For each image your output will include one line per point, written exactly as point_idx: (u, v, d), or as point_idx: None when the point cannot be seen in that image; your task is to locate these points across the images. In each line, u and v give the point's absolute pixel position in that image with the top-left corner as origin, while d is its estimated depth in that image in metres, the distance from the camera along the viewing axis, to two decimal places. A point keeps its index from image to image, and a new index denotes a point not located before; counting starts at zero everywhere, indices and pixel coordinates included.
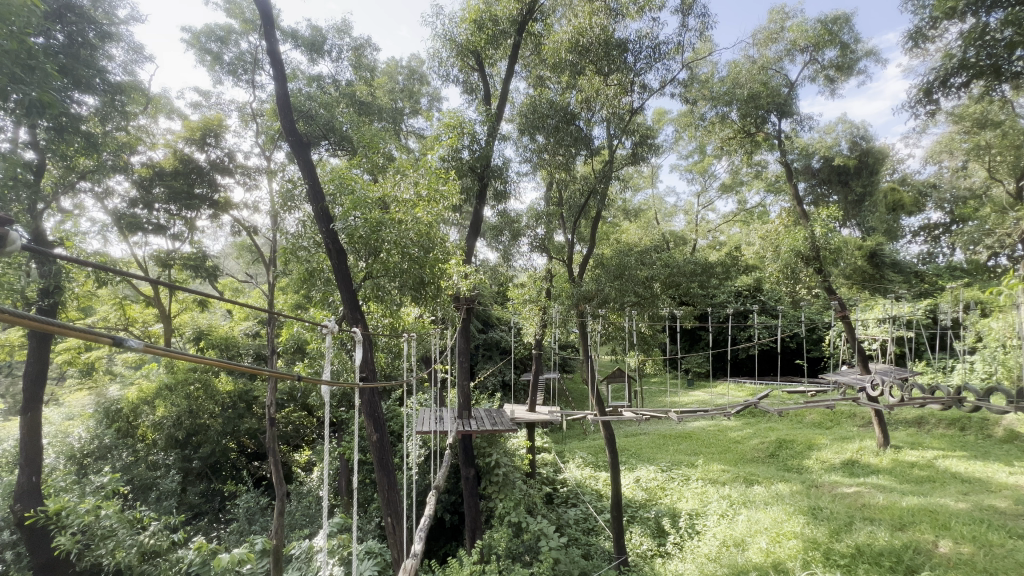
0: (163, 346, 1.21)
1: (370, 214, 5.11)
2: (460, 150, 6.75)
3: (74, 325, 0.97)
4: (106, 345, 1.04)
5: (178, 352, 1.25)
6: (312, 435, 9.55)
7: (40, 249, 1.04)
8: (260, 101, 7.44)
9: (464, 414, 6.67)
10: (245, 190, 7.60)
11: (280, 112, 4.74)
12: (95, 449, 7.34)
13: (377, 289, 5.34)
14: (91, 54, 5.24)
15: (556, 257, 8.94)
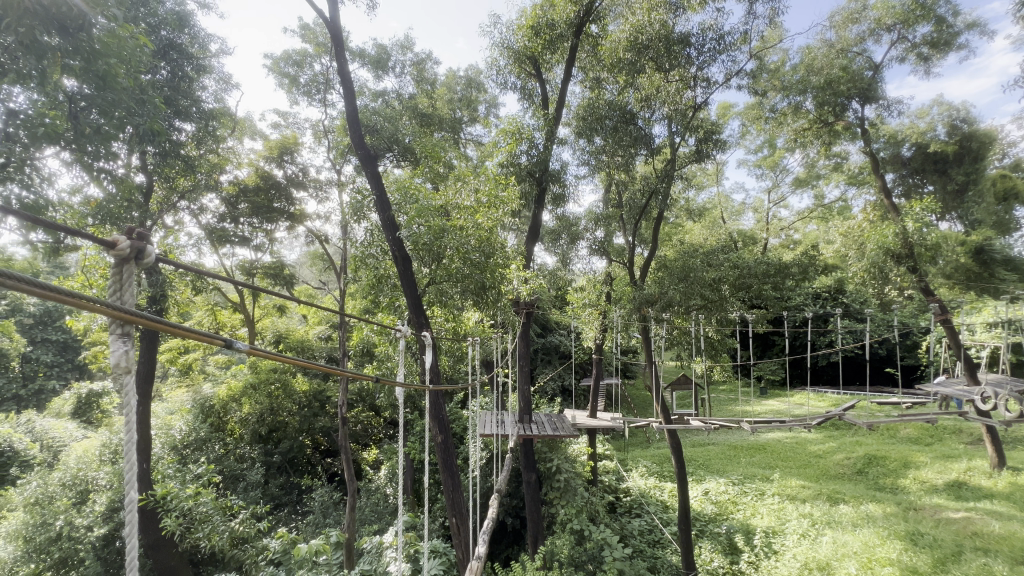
0: (263, 348, 1.37)
1: (433, 222, 5.31)
2: (518, 155, 6.81)
3: (196, 330, 1.15)
4: (218, 346, 1.19)
5: (273, 353, 1.40)
6: (380, 435, 9.97)
7: (166, 261, 1.19)
8: (331, 118, 7.94)
9: (525, 419, 6.69)
10: (318, 202, 8.15)
11: (349, 127, 5.01)
12: (193, 440, 7.97)
13: (440, 294, 5.48)
14: (189, 86, 5.84)
15: (616, 260, 8.76)
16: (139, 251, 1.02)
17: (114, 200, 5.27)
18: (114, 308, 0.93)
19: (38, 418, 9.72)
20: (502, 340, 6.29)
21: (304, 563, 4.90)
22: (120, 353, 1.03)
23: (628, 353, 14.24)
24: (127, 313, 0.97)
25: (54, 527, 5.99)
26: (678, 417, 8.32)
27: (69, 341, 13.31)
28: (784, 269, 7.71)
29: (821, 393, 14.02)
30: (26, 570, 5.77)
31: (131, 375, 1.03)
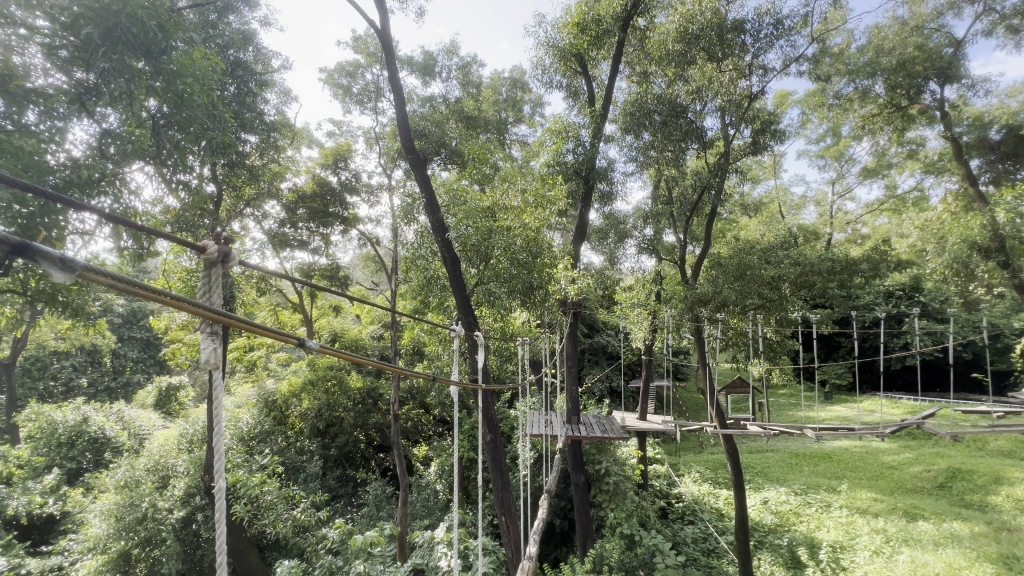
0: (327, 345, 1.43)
1: (480, 223, 5.39)
2: (564, 154, 6.76)
3: (272, 328, 1.23)
4: (292, 344, 1.28)
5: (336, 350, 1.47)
6: (429, 432, 10.21)
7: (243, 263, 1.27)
8: (381, 125, 8.23)
9: (573, 420, 6.64)
10: (370, 206, 8.46)
11: (399, 132, 5.15)
12: (258, 433, 8.48)
13: (488, 294, 5.51)
14: (253, 100, 6.20)
15: (667, 258, 8.50)
16: (226, 257, 1.11)
17: (189, 209, 5.70)
18: (209, 309, 1.02)
19: (126, 409, 10.68)
20: (549, 340, 6.27)
21: (360, 554, 5.07)
22: (209, 352, 1.15)
23: (679, 354, 13.80)
24: (216, 313, 1.05)
25: (140, 508, 6.56)
26: (735, 422, 7.95)
27: (150, 338, 14.53)
28: (851, 265, 7.21)
29: (894, 400, 12.99)
30: (118, 546, 6.35)
31: (218, 371, 1.14)
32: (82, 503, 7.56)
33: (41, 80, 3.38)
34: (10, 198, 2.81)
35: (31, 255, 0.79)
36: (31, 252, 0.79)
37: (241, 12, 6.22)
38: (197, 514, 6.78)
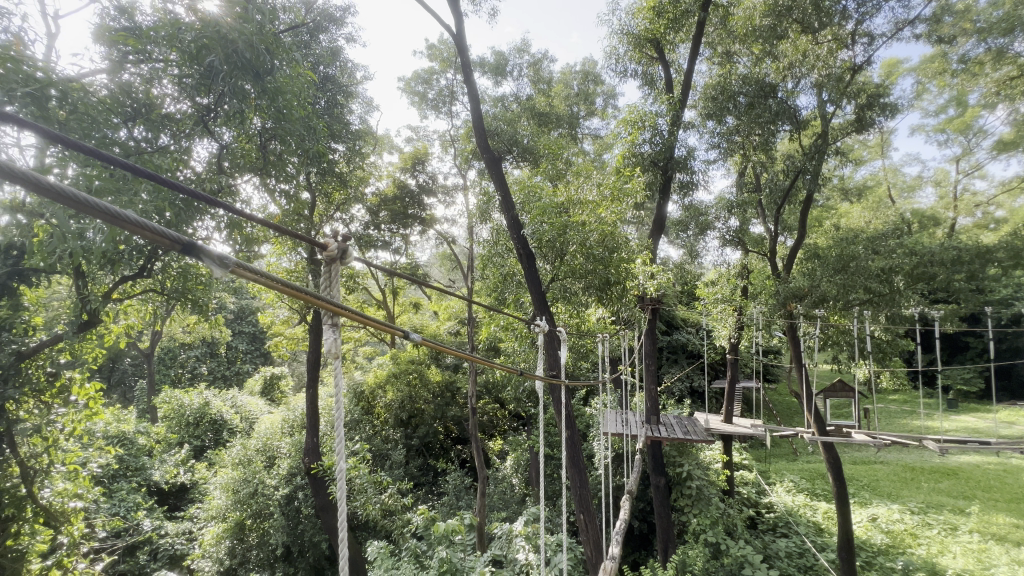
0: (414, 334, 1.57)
1: (555, 219, 5.35)
2: (641, 145, 6.52)
3: (376, 320, 1.38)
4: (394, 334, 1.43)
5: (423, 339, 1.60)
6: (505, 427, 10.34)
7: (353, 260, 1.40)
8: (456, 128, 8.48)
9: (653, 420, 6.43)
10: (447, 207, 8.78)
11: (475, 133, 5.28)
12: (349, 421, 9.16)
13: (564, 290, 5.50)
14: (340, 111, 6.62)
15: (754, 251, 7.91)
16: (346, 253, 1.28)
17: (288, 215, 6.26)
18: (329, 302, 1.16)
19: (238, 395, 11.99)
20: (628, 337, 6.11)
21: (443, 540, 5.27)
22: (330, 340, 1.34)
23: (768, 354, 12.81)
24: (337, 307, 1.21)
25: (253, 483, 7.36)
26: (836, 429, 7.25)
27: (256, 332, 16.19)
28: (985, 254, 6.24)
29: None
30: (235, 516, 7.16)
31: (339, 359, 1.31)
32: (206, 476, 8.62)
33: (172, 105, 3.83)
34: (155, 210, 3.24)
35: (199, 254, 0.92)
36: (196, 251, 0.92)
37: (331, 31, 6.70)
38: (299, 493, 7.45)
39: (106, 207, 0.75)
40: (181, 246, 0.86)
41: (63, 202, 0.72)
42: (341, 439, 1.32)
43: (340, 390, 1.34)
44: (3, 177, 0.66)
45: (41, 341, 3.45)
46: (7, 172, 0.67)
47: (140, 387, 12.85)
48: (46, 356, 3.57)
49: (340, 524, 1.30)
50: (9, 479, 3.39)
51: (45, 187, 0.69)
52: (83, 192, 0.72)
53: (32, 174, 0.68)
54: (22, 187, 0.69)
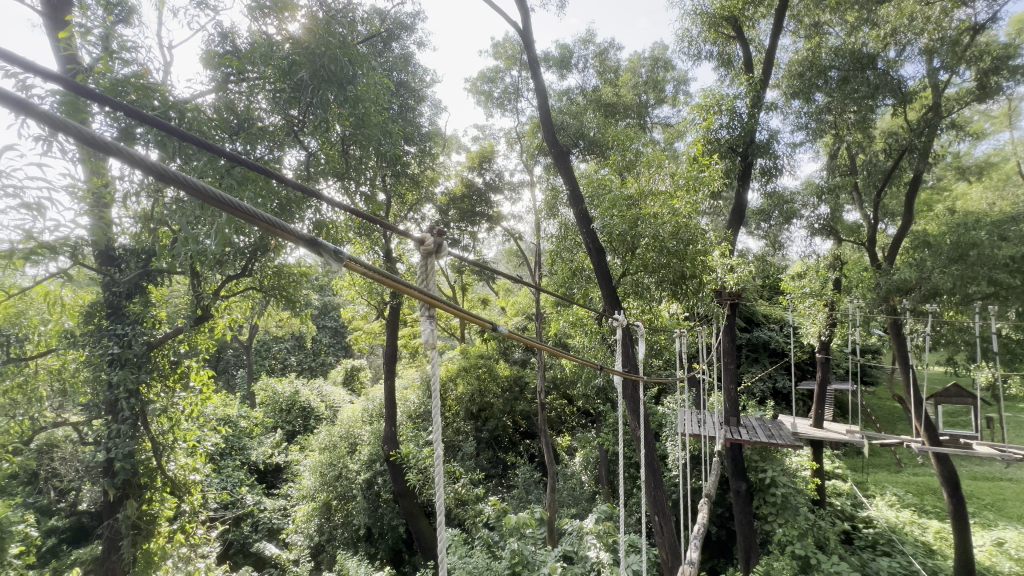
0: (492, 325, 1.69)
1: (626, 212, 5.21)
2: (717, 131, 6.14)
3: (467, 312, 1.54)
4: (480, 325, 1.57)
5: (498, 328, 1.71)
6: (573, 423, 10.27)
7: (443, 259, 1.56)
8: (522, 125, 8.50)
9: (732, 421, 6.09)
10: (513, 204, 8.86)
11: (542, 128, 5.27)
12: (423, 412, 9.59)
13: (637, 285, 5.36)
14: (412, 114, 6.89)
15: (849, 240, 7.20)
16: (440, 249, 1.43)
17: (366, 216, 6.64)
18: (422, 292, 1.27)
19: (324, 385, 12.94)
20: (704, 334, 5.81)
21: (514, 532, 5.35)
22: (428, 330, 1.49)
23: (866, 353, 11.63)
24: (436, 301, 1.33)
25: (338, 467, 7.92)
26: (950, 439, 6.44)
27: (339, 327, 17.35)
28: None
29: None
30: (322, 496, 7.75)
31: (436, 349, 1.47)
32: (298, 458, 9.41)
33: (267, 118, 4.16)
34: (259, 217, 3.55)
35: (319, 250, 1.09)
36: (320, 248, 1.09)
37: (402, 38, 6.98)
38: (378, 478, 7.91)
39: (245, 207, 0.87)
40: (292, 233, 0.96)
41: (200, 196, 0.83)
42: (437, 419, 1.49)
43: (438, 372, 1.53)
44: (158, 176, 0.79)
45: (166, 333, 3.96)
46: (160, 172, 0.79)
47: (242, 375, 14.29)
48: (171, 346, 4.11)
49: (436, 506, 1.45)
50: (143, 452, 3.91)
51: (185, 182, 0.81)
52: (222, 193, 0.83)
53: (180, 173, 0.80)
54: (170, 185, 0.81)
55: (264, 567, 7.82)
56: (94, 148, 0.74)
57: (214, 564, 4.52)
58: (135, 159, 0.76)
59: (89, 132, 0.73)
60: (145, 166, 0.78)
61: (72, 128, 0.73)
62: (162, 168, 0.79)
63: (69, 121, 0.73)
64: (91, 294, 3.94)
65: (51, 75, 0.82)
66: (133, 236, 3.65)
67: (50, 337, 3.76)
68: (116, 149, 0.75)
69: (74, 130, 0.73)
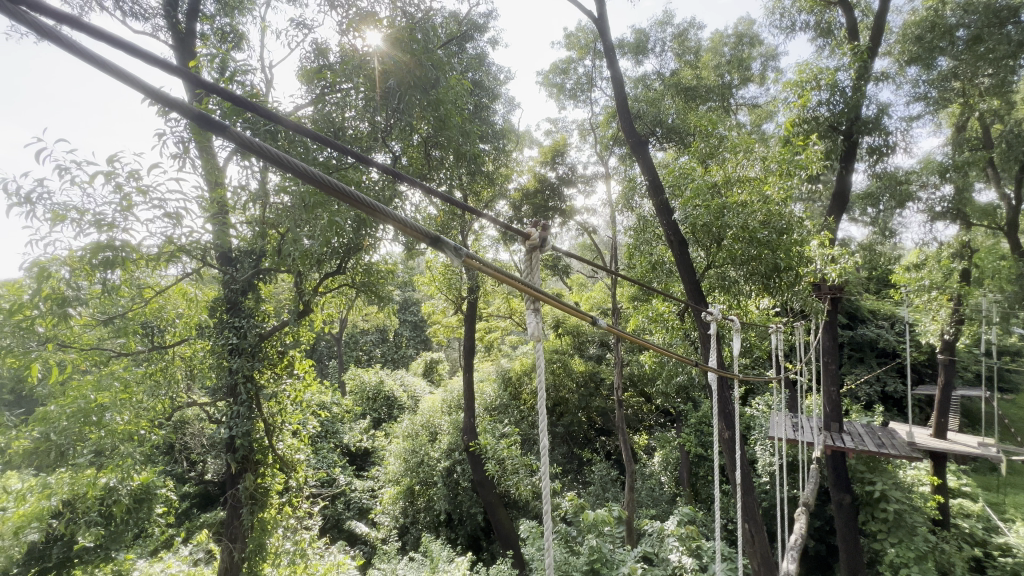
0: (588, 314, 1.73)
1: (711, 201, 4.91)
2: (815, 108, 5.58)
3: (569, 304, 1.60)
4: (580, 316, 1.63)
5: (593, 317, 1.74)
6: (651, 422, 9.92)
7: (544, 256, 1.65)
8: (595, 115, 8.30)
9: (835, 427, 5.55)
10: (587, 197, 8.72)
11: (619, 117, 5.13)
12: (499, 405, 9.79)
13: (723, 278, 5.10)
14: (486, 112, 6.98)
15: (982, 224, 6.23)
16: (545, 243, 1.56)
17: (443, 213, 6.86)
18: (526, 285, 1.36)
19: (405, 375, 13.64)
20: (802, 331, 5.33)
21: (593, 529, 5.27)
22: (534, 322, 1.56)
23: (1002, 355, 10.03)
24: (538, 292, 1.42)
25: (420, 455, 8.35)
26: None
27: (418, 321, 18.17)
28: None
29: None
30: (406, 481, 8.20)
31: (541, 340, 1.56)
32: (383, 444, 10.01)
33: (357, 126, 4.42)
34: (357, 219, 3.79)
35: (439, 245, 1.22)
36: (441, 244, 1.23)
37: (475, 38, 7.12)
38: (457, 467, 8.19)
39: (368, 200, 1.03)
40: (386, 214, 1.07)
41: (312, 182, 0.97)
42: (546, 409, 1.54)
43: (542, 365, 1.57)
44: (288, 169, 0.94)
45: (274, 326, 4.38)
46: (285, 163, 0.94)
47: (334, 365, 15.48)
48: (279, 338, 4.53)
49: (545, 487, 1.51)
50: (258, 431, 4.37)
51: (301, 171, 0.95)
52: (350, 188, 1.00)
53: (304, 166, 0.95)
54: (288, 173, 0.96)
55: (356, 542, 8.44)
56: (237, 144, 0.91)
57: (317, 535, 4.97)
58: (272, 155, 0.93)
59: (235, 131, 0.90)
60: (273, 158, 0.93)
61: (225, 127, 0.93)
62: (283, 159, 0.94)
63: (224, 123, 0.92)
64: (213, 291, 4.46)
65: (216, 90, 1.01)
66: (247, 238, 4.05)
67: (183, 329, 4.32)
68: (260, 149, 0.92)
69: (226, 131, 0.92)
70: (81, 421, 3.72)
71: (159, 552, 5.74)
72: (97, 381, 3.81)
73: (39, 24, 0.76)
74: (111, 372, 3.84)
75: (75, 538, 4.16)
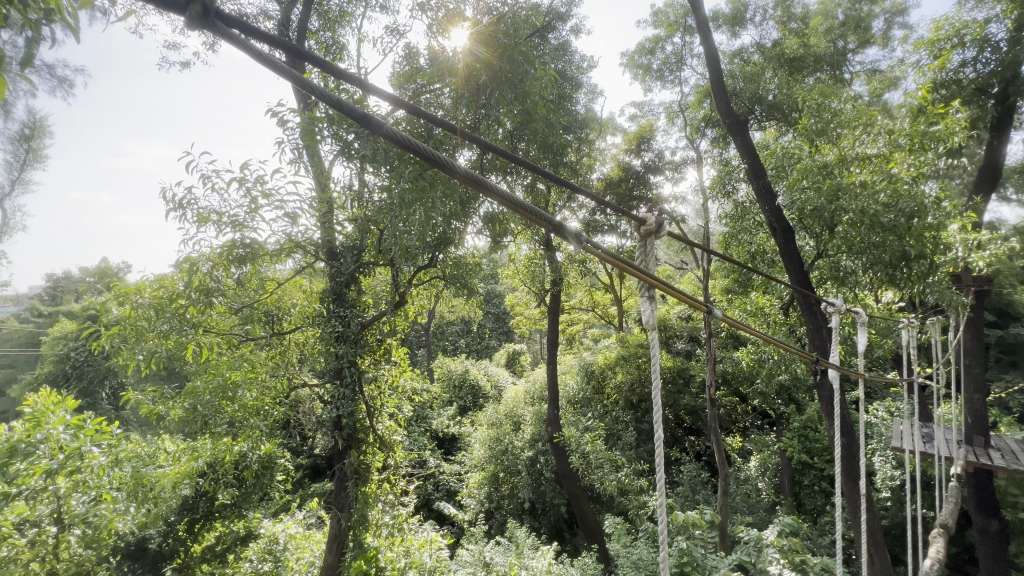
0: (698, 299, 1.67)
1: (823, 182, 4.39)
2: (957, 69, 4.79)
3: (683, 292, 1.55)
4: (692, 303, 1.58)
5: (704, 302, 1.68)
6: (747, 424, 9.25)
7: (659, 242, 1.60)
8: (684, 96, 7.83)
9: (983, 443, 4.73)
10: (675, 185, 8.31)
11: (716, 97, 4.80)
12: (582, 398, 9.72)
13: (837, 270, 4.67)
14: (569, 101, 6.88)
15: None
16: (662, 229, 1.50)
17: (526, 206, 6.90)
18: (641, 271, 1.37)
19: (489, 366, 14.00)
20: (938, 329, 4.61)
21: (683, 532, 5.01)
22: (648, 311, 1.52)
23: None
24: (652, 279, 1.41)
25: (504, 443, 8.55)
26: None
27: (500, 313, 18.53)
28: None
29: None
30: (491, 468, 8.45)
31: (654, 329, 1.54)
32: (468, 430, 10.38)
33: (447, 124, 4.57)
34: (451, 215, 3.88)
35: (560, 231, 1.30)
36: (562, 231, 1.31)
37: (558, 27, 7.05)
38: (541, 457, 8.28)
39: (498, 189, 1.16)
40: (501, 194, 1.18)
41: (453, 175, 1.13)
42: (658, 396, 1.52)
43: (656, 356, 1.52)
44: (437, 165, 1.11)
45: (374, 316, 4.71)
46: (434, 159, 1.11)
47: (423, 354, 16.35)
48: (379, 326, 4.86)
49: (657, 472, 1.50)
50: (360, 412, 4.75)
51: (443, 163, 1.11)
52: (485, 180, 1.16)
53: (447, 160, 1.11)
54: (428, 163, 1.12)
55: (444, 522, 8.86)
56: (389, 140, 1.10)
57: (412, 512, 5.31)
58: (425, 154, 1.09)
59: (393, 130, 1.08)
60: (416, 150, 1.09)
61: (380, 125, 1.11)
62: (430, 154, 1.10)
63: (382, 121, 1.11)
64: (323, 283, 4.92)
65: (380, 93, 1.18)
66: (349, 235, 4.34)
67: (298, 318, 4.79)
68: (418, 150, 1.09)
69: (383, 128, 1.10)
70: (220, 395, 4.26)
71: (278, 515, 6.47)
72: (229, 360, 4.27)
73: (253, 48, 0.94)
74: (241, 353, 4.31)
75: (216, 495, 4.88)
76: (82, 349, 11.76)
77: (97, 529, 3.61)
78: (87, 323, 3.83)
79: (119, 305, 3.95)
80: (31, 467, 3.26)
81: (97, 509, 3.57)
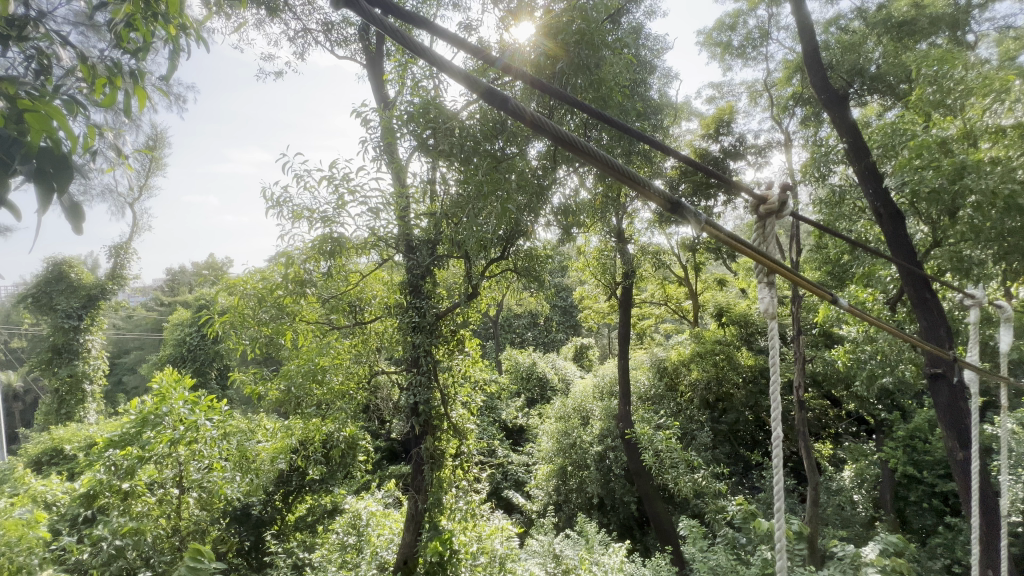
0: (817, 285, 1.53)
1: (944, 160, 3.83)
2: None
3: (801, 275, 1.44)
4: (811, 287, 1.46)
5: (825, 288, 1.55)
6: (840, 429, 8.48)
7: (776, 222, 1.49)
8: (771, 73, 7.23)
9: None
10: (758, 170, 7.74)
11: (811, 69, 4.39)
12: (654, 394, 9.41)
13: (958, 259, 4.00)
14: (643, 87, 6.62)
15: None
16: (785, 208, 1.40)
17: None
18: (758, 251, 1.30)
19: (556, 359, 13.97)
20: None
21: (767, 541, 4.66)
22: (767, 298, 1.46)
23: None
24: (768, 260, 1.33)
25: (572, 437, 8.51)
26: None
27: (568, 306, 18.42)
28: None
29: None
30: (559, 461, 8.44)
31: (773, 317, 1.45)
32: (536, 422, 10.45)
33: None
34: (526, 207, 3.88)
35: (677, 207, 1.24)
36: (679, 208, 1.26)
37: (630, 11, 6.78)
38: (609, 453, 8.16)
39: (614, 161, 1.13)
40: (619, 169, 1.15)
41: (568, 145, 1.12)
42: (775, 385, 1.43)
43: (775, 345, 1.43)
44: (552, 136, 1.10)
45: (449, 307, 4.86)
46: (548, 130, 1.10)
47: (491, 345, 16.70)
48: (453, 318, 5.02)
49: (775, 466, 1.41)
50: (435, 399, 4.97)
51: (559, 134, 1.10)
52: (602, 151, 1.12)
53: (561, 131, 1.10)
54: (542, 134, 1.12)
55: (512, 510, 9.00)
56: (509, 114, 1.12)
57: (484, 498, 5.45)
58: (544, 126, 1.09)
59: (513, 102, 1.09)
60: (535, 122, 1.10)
61: (500, 97, 1.12)
62: (545, 125, 1.10)
63: (504, 94, 1.12)
64: (400, 275, 5.10)
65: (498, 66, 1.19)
66: (425, 229, 4.46)
67: (378, 308, 4.97)
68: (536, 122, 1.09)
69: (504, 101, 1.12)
70: (311, 378, 4.60)
71: (360, 492, 6.94)
72: (319, 347, 4.63)
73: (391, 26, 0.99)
74: (329, 341, 4.66)
75: (307, 470, 5.28)
76: (196, 333, 13.34)
77: (210, 493, 4.05)
78: (202, 312, 4.24)
79: (227, 296, 4.38)
80: (159, 436, 3.70)
81: (211, 475, 4.04)
